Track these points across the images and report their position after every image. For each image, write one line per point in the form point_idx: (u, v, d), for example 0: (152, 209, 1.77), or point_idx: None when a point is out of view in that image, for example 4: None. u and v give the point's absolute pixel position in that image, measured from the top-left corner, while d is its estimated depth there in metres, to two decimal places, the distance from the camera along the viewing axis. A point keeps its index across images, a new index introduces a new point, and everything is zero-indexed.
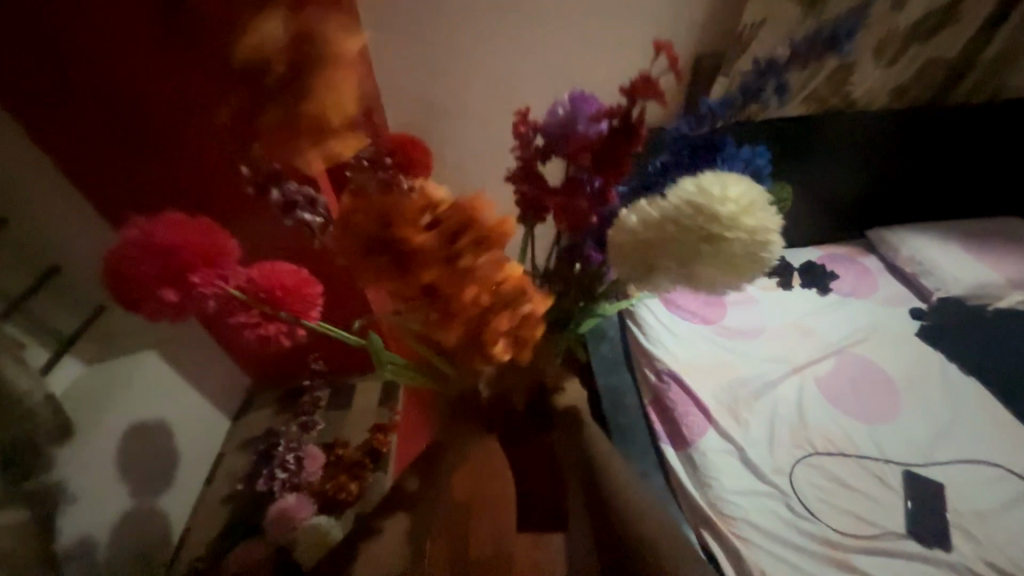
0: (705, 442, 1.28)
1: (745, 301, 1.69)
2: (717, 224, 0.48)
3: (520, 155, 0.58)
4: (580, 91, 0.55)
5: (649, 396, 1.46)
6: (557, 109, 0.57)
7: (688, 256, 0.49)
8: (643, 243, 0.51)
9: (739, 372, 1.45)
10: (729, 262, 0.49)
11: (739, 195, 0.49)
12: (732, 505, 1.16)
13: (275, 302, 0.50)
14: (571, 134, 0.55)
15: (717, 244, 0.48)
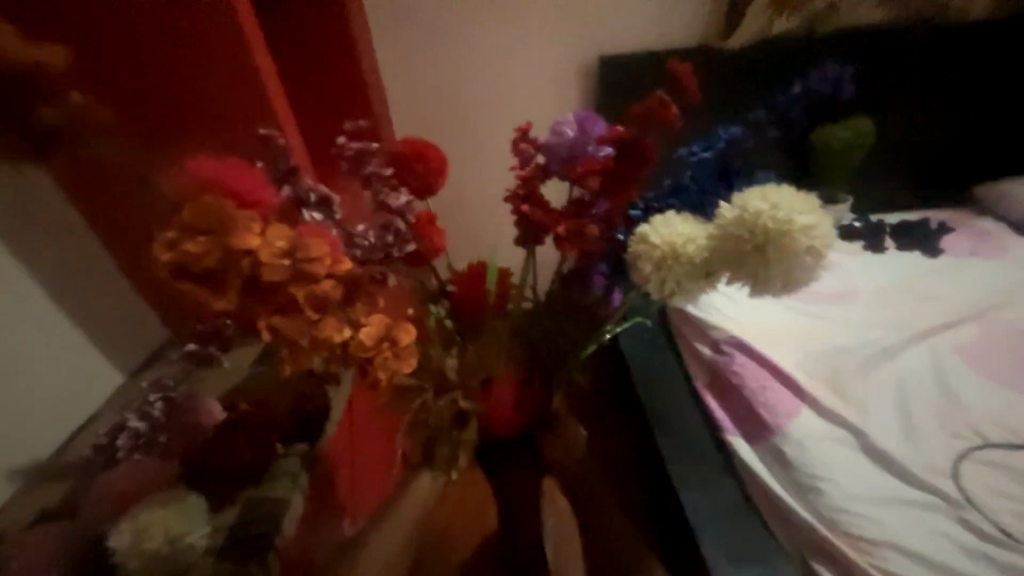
0: (799, 428, 0.83)
1: (829, 265, 1.26)
2: (775, 233, 0.56)
3: (523, 172, 0.69)
4: (588, 115, 0.65)
5: (704, 377, 1.04)
6: (564, 133, 0.66)
7: (729, 264, 0.59)
8: (686, 255, 0.61)
9: (834, 339, 1.01)
10: (772, 271, 0.57)
11: (785, 208, 0.57)
12: (863, 518, 0.70)
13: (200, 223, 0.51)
14: (578, 157, 0.65)
15: (766, 253, 0.56)
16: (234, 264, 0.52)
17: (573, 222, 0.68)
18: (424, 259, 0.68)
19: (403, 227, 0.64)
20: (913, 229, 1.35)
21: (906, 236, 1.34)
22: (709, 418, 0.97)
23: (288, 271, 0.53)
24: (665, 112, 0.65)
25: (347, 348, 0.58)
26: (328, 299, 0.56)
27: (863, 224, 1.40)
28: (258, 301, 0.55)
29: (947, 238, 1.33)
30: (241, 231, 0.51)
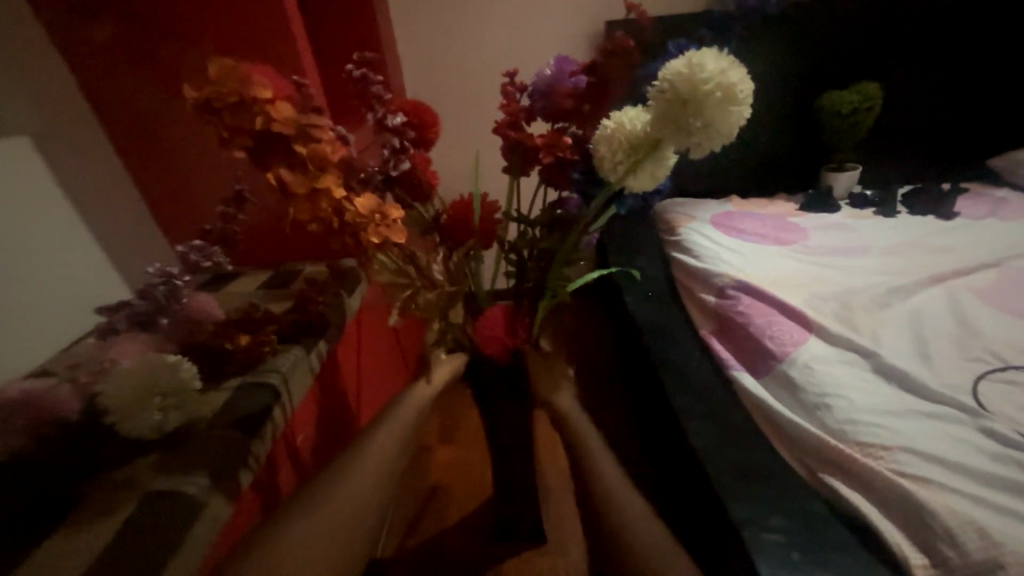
0: (807, 353, 0.81)
1: (839, 226, 1.25)
2: (710, 74, 0.47)
3: (506, 112, 0.62)
4: (565, 53, 0.59)
5: (709, 324, 1.02)
6: (543, 71, 0.60)
7: (667, 140, 0.52)
8: (633, 132, 0.55)
9: (845, 282, 0.98)
10: (712, 136, 0.49)
11: (722, 62, 0.48)
12: (873, 426, 0.67)
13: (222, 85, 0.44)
14: (559, 92, 0.59)
15: (702, 117, 0.48)
16: (246, 115, 0.45)
17: (555, 141, 0.62)
18: (425, 194, 0.62)
19: (397, 143, 0.57)
20: (926, 195, 1.32)
21: (920, 201, 1.31)
22: (715, 359, 0.95)
23: (293, 128, 0.47)
24: (631, 49, 0.57)
25: (347, 216, 0.50)
26: (333, 158, 0.49)
27: (873, 192, 1.39)
28: (263, 161, 0.48)
29: (962, 202, 1.29)
30: (257, 86, 0.45)
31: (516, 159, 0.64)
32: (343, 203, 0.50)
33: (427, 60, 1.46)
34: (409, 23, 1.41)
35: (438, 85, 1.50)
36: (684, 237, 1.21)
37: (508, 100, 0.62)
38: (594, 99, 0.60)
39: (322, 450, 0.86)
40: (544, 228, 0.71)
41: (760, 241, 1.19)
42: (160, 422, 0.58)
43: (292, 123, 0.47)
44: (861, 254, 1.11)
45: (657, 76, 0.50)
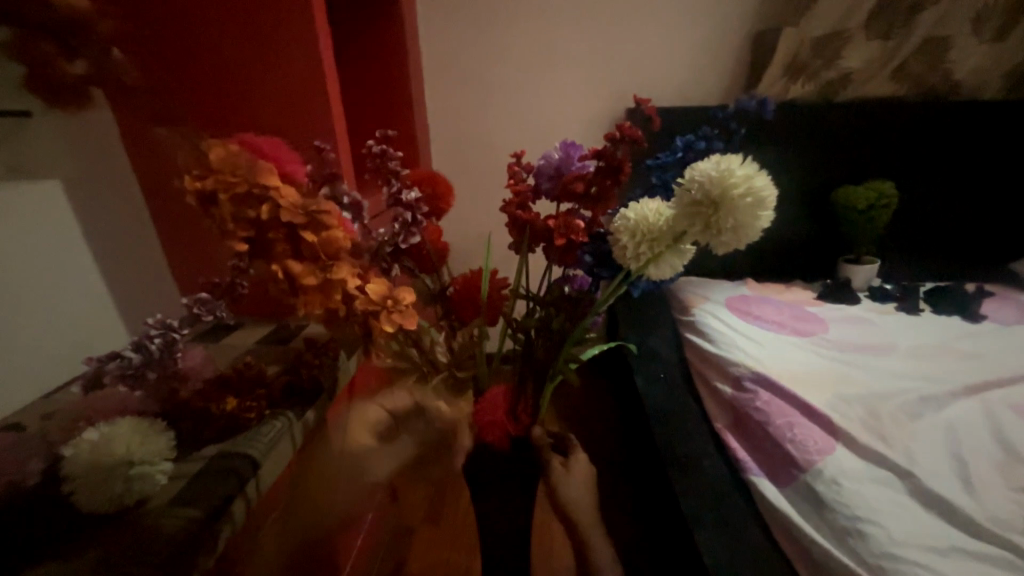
0: (833, 463, 0.74)
1: (859, 319, 1.21)
2: (739, 180, 0.46)
3: (513, 191, 0.65)
4: (573, 139, 0.63)
5: (726, 417, 0.96)
6: (550, 154, 0.64)
7: (693, 237, 0.50)
8: (657, 226, 0.54)
9: (871, 384, 0.93)
10: (741, 237, 0.48)
11: (750, 167, 0.47)
12: (916, 566, 0.59)
13: (226, 172, 0.43)
14: (565, 176, 0.62)
15: (733, 220, 0.47)
16: (252, 204, 0.44)
17: (565, 223, 0.62)
18: (433, 265, 0.63)
19: (410, 218, 0.56)
20: (948, 294, 1.29)
21: (942, 300, 1.27)
22: (731, 458, 0.88)
23: (301, 215, 0.45)
24: (637, 137, 0.58)
25: (351, 303, 0.49)
26: (339, 244, 0.47)
27: (894, 287, 1.36)
28: (267, 252, 0.47)
29: (988, 304, 1.25)
30: (261, 173, 0.44)
31: (521, 236, 0.65)
32: (350, 289, 0.48)
33: (452, 134, 1.54)
34: (440, 100, 1.51)
35: (462, 154, 1.56)
36: (696, 319, 1.18)
37: (514, 179, 0.66)
38: (599, 181, 0.61)
39: None
40: (553, 306, 0.69)
41: (776, 329, 1.15)
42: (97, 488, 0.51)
43: (299, 210, 0.45)
44: (886, 353, 1.06)
45: (683, 178, 0.50)
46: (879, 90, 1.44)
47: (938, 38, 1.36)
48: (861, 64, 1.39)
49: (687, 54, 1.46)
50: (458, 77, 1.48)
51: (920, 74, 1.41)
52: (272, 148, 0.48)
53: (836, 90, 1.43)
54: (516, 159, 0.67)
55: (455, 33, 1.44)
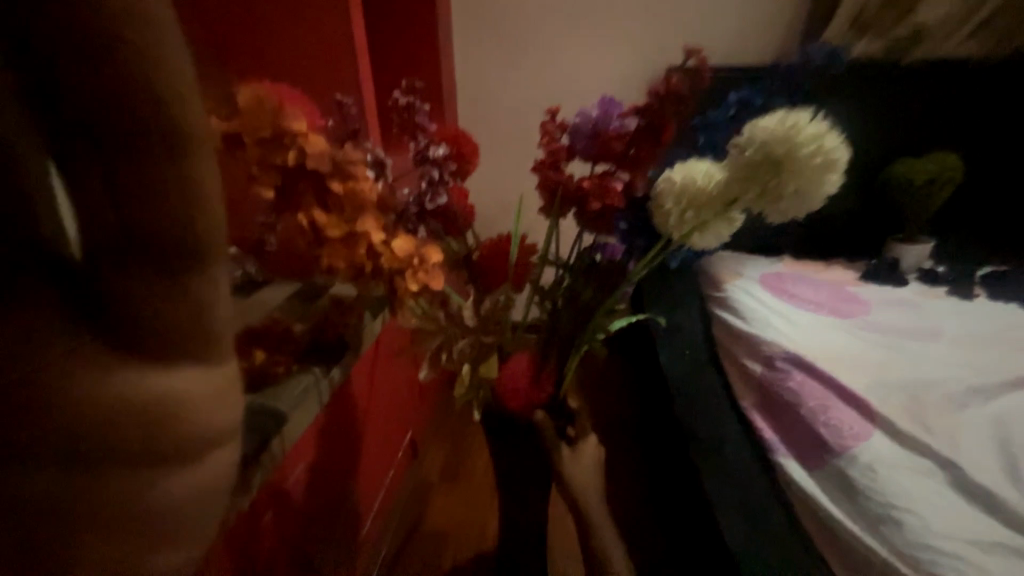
0: (868, 449, 0.71)
1: (904, 302, 1.14)
2: (807, 139, 0.41)
3: (545, 151, 0.61)
4: (611, 95, 0.57)
5: (752, 397, 0.93)
6: (587, 111, 0.59)
7: (746, 202, 0.46)
8: (706, 190, 0.49)
9: (914, 369, 0.88)
10: (801, 204, 0.44)
11: (820, 124, 0.42)
12: (955, 559, 0.56)
13: (249, 115, 0.41)
14: (602, 135, 0.57)
15: (795, 184, 0.42)
16: (278, 150, 0.42)
17: (600, 186, 0.58)
18: (460, 228, 0.60)
19: (438, 176, 0.56)
20: (1006, 279, 1.19)
21: (999, 286, 1.18)
22: (756, 438, 0.86)
23: (328, 163, 0.44)
24: (684, 92, 0.53)
25: (377, 260, 0.47)
26: (366, 197, 0.45)
27: (947, 270, 1.26)
28: (295, 202, 0.45)
29: None
30: (287, 120, 0.42)
31: (552, 200, 0.63)
32: (375, 245, 0.46)
33: (480, 93, 1.47)
34: (468, 56, 1.44)
35: (489, 114, 1.49)
36: (727, 295, 1.13)
37: (546, 138, 0.62)
38: (639, 141, 0.57)
39: (322, 488, 0.79)
40: (582, 275, 0.66)
41: (813, 309, 1.09)
42: (74, 537, 0.29)
43: (326, 158, 0.44)
44: (932, 338, 1.00)
45: (741, 136, 0.45)
46: (954, 52, 1.29)
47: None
48: (937, 21, 1.24)
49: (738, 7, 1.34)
50: (487, 31, 1.40)
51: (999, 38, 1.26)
52: (297, 96, 0.46)
53: (904, 54, 1.28)
54: (549, 115, 0.62)
55: None
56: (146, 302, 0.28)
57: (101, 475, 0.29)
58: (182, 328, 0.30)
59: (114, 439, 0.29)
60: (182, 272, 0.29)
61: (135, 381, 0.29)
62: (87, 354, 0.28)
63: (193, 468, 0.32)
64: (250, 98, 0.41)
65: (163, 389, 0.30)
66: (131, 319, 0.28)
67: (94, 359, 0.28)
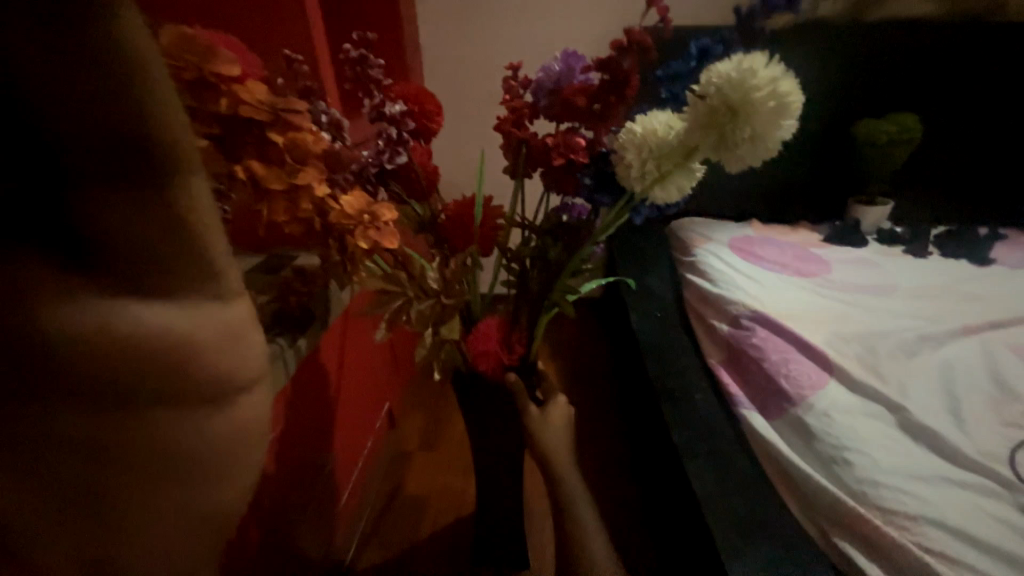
0: (825, 397, 0.75)
1: (864, 261, 1.18)
2: (763, 83, 0.41)
3: (508, 109, 0.59)
4: (574, 48, 0.55)
5: (719, 354, 0.95)
6: (550, 66, 0.57)
7: (704, 152, 0.46)
8: (667, 141, 0.49)
9: (870, 322, 0.91)
10: (758, 150, 0.43)
11: (776, 68, 0.42)
12: (897, 491, 0.61)
13: (176, 58, 0.38)
14: (566, 91, 0.55)
15: (750, 129, 0.42)
16: (211, 96, 0.40)
17: (564, 143, 0.57)
18: (423, 189, 0.58)
19: (396, 135, 0.53)
20: (958, 237, 1.25)
21: (951, 243, 1.24)
22: (723, 393, 0.89)
23: (267, 113, 0.42)
24: (647, 44, 0.51)
25: (326, 217, 0.46)
26: (309, 147, 0.43)
27: (904, 230, 1.31)
28: (232, 152, 0.43)
29: (998, 248, 1.21)
30: (221, 62, 0.39)
31: (516, 162, 0.61)
32: (322, 200, 0.45)
33: (447, 55, 1.41)
34: (433, 16, 1.37)
35: (458, 77, 1.44)
36: (697, 259, 1.15)
37: (508, 96, 0.59)
38: (603, 95, 0.55)
39: (293, 459, 0.78)
40: (550, 235, 0.65)
41: (778, 270, 1.12)
42: (91, 471, 0.28)
43: (265, 107, 0.42)
44: (888, 293, 1.04)
45: (700, 81, 0.44)
46: (917, 10, 1.32)
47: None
48: None
49: None
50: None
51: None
52: (235, 42, 0.42)
53: (869, 7, 1.32)
54: (511, 71, 0.60)
55: None
56: (138, 229, 0.25)
57: (103, 412, 0.27)
58: (177, 253, 0.27)
59: (114, 373, 0.26)
60: (163, 195, 0.26)
61: (131, 315, 0.26)
62: (76, 286, 0.25)
63: (204, 406, 0.29)
64: (174, 35, 0.37)
65: (158, 323, 0.27)
66: (124, 246, 0.25)
67: (84, 291, 0.25)
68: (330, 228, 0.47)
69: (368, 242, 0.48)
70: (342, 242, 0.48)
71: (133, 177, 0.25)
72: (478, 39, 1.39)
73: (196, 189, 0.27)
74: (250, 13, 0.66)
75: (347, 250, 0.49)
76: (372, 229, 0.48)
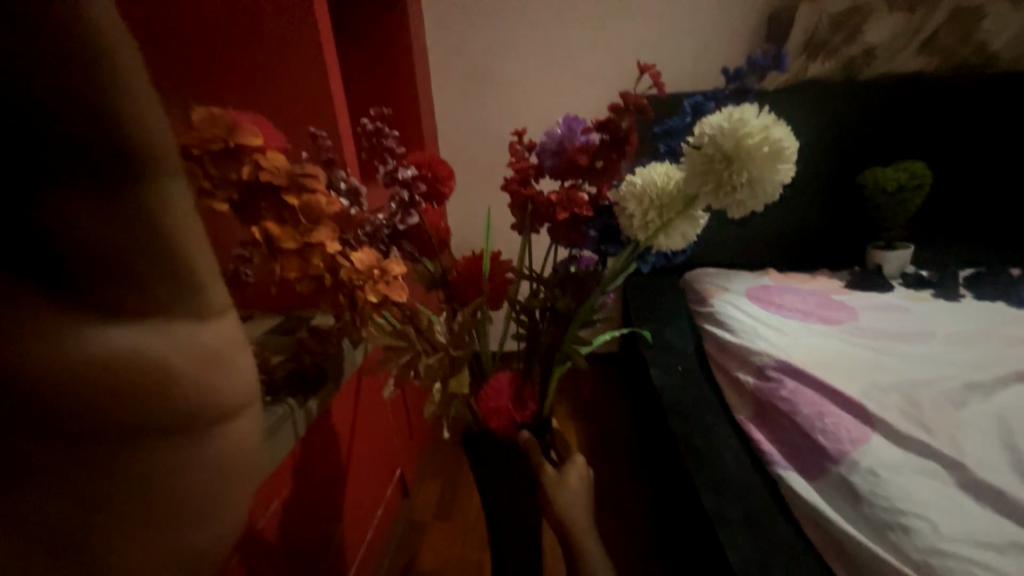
0: (869, 453, 0.68)
1: (892, 307, 1.13)
2: (754, 132, 0.42)
3: (514, 171, 0.62)
4: (575, 113, 0.59)
5: (748, 409, 0.90)
6: (553, 130, 0.60)
7: (704, 198, 0.46)
8: (667, 191, 0.50)
9: (908, 370, 0.86)
10: (757, 195, 0.44)
11: (765, 118, 0.44)
12: (970, 564, 0.53)
13: (206, 134, 0.42)
14: (568, 151, 0.58)
15: (747, 174, 0.43)
16: (234, 165, 0.44)
17: (568, 198, 0.59)
18: (434, 248, 0.60)
19: (407, 196, 0.56)
20: (989, 278, 1.20)
21: (983, 285, 1.19)
22: (756, 451, 0.82)
23: (285, 179, 0.45)
24: (643, 107, 0.54)
25: (336, 273, 0.49)
26: (323, 208, 0.46)
27: (929, 273, 1.27)
28: (251, 214, 0.46)
29: None
30: (246, 137, 0.44)
31: (523, 219, 0.63)
32: (333, 257, 0.48)
33: (459, 128, 1.53)
34: (447, 96, 1.50)
35: (472, 147, 1.55)
36: (714, 309, 1.12)
37: (514, 160, 0.62)
38: (603, 155, 0.57)
39: (298, 529, 0.74)
40: (558, 286, 0.65)
41: (800, 318, 1.08)
42: (73, 523, 0.25)
43: (283, 174, 0.45)
44: (922, 338, 0.99)
45: (693, 134, 0.46)
46: (908, 67, 1.36)
47: (967, 7, 1.28)
48: (885, 40, 1.32)
49: (697, 40, 1.43)
50: (465, 74, 1.48)
51: (951, 45, 1.33)
52: (261, 119, 0.47)
53: (861, 67, 1.36)
54: (517, 137, 0.64)
55: (460, 27, 1.44)
56: (132, 246, 0.24)
57: (81, 459, 0.24)
58: (166, 272, 0.26)
59: (91, 409, 0.24)
60: (142, 205, 0.24)
61: (114, 345, 0.24)
62: (64, 317, 0.23)
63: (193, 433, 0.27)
64: (204, 115, 0.43)
65: (143, 347, 0.25)
66: (114, 266, 0.24)
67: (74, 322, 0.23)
68: (340, 283, 0.49)
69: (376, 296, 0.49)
70: (350, 297, 0.50)
71: (114, 189, 0.24)
72: (488, 113, 1.50)
73: (174, 192, 0.25)
74: (284, 99, 0.74)
75: (355, 304, 0.50)
76: (381, 283, 0.50)
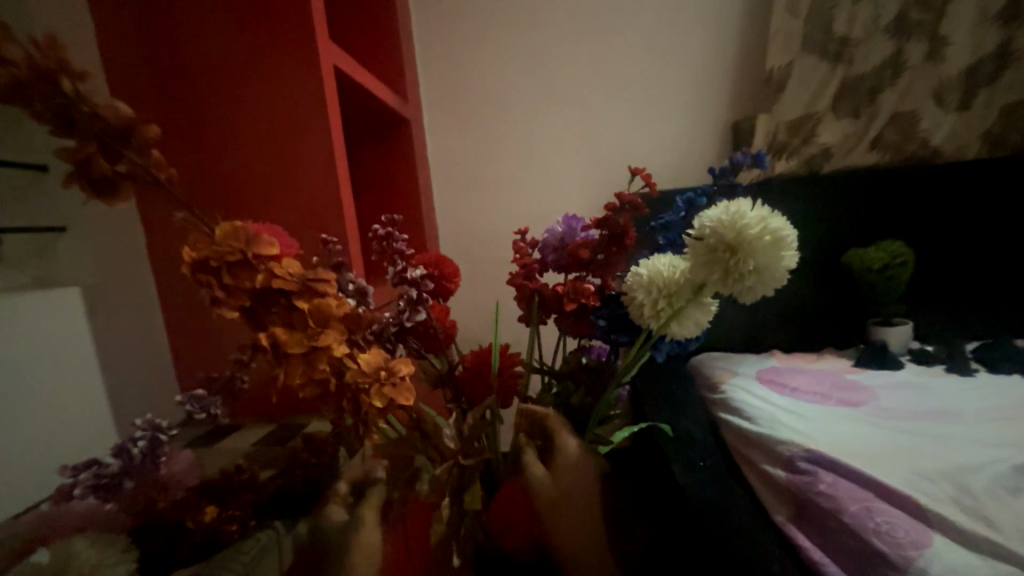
0: (934, 559, 0.62)
1: (908, 383, 1.11)
2: (754, 223, 0.44)
3: (517, 267, 0.63)
4: (573, 213, 0.63)
5: (786, 509, 0.81)
6: (554, 229, 0.63)
7: (713, 286, 0.47)
8: (675, 280, 0.51)
9: (947, 453, 0.80)
10: (765, 281, 0.45)
11: (762, 209, 0.46)
12: None
13: (222, 245, 0.43)
14: (570, 246, 0.60)
15: (753, 262, 0.44)
16: (248, 274, 0.43)
17: (574, 289, 0.59)
18: (440, 343, 0.60)
19: (415, 295, 0.56)
20: (995, 348, 1.20)
21: (991, 356, 1.18)
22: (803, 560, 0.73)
23: (298, 285, 0.45)
24: (638, 204, 0.57)
25: (342, 377, 0.46)
26: (333, 311, 0.46)
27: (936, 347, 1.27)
28: (261, 320, 0.46)
29: None
30: (264, 245, 0.44)
31: (528, 314, 0.63)
32: (341, 361, 0.46)
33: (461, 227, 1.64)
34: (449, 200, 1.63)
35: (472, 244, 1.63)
36: (728, 393, 1.08)
37: (516, 256, 0.64)
38: (603, 249, 0.59)
39: None
40: (571, 379, 0.63)
41: (818, 399, 1.05)
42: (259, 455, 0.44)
43: (297, 279, 0.45)
44: (951, 415, 0.95)
45: (694, 226, 0.48)
46: (865, 161, 1.51)
47: (904, 112, 1.46)
48: (838, 140, 1.48)
49: (672, 147, 1.60)
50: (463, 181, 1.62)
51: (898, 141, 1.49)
52: (278, 230, 0.49)
53: (821, 163, 1.50)
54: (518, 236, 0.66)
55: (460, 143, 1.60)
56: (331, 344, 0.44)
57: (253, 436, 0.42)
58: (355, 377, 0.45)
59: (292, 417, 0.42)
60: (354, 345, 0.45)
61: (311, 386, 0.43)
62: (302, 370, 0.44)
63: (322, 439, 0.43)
64: (227, 227, 0.44)
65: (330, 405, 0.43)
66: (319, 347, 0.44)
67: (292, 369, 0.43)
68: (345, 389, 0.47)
69: (385, 399, 0.47)
70: (356, 403, 0.47)
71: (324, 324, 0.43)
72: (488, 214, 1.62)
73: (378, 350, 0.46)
74: (299, 210, 0.78)
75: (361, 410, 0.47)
76: (390, 385, 0.48)
